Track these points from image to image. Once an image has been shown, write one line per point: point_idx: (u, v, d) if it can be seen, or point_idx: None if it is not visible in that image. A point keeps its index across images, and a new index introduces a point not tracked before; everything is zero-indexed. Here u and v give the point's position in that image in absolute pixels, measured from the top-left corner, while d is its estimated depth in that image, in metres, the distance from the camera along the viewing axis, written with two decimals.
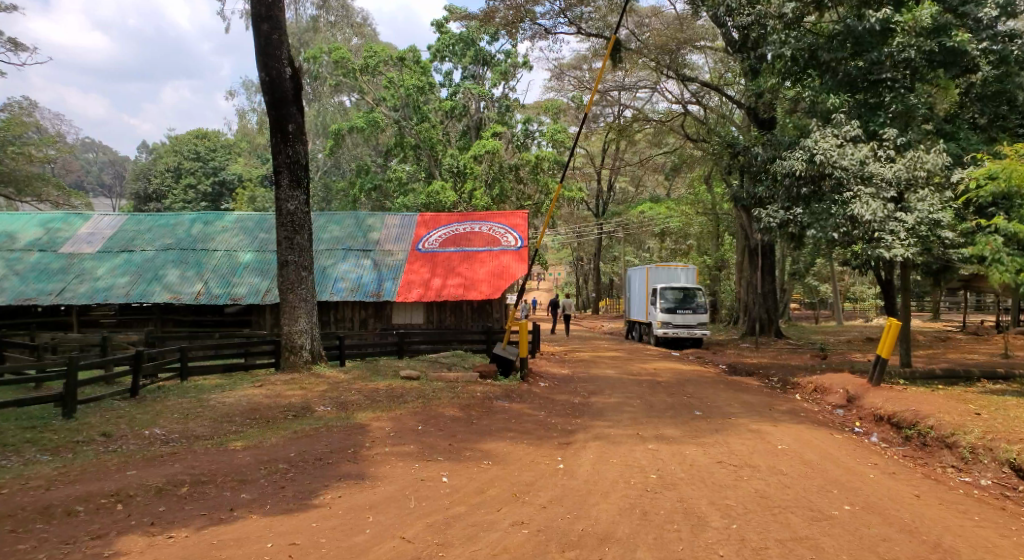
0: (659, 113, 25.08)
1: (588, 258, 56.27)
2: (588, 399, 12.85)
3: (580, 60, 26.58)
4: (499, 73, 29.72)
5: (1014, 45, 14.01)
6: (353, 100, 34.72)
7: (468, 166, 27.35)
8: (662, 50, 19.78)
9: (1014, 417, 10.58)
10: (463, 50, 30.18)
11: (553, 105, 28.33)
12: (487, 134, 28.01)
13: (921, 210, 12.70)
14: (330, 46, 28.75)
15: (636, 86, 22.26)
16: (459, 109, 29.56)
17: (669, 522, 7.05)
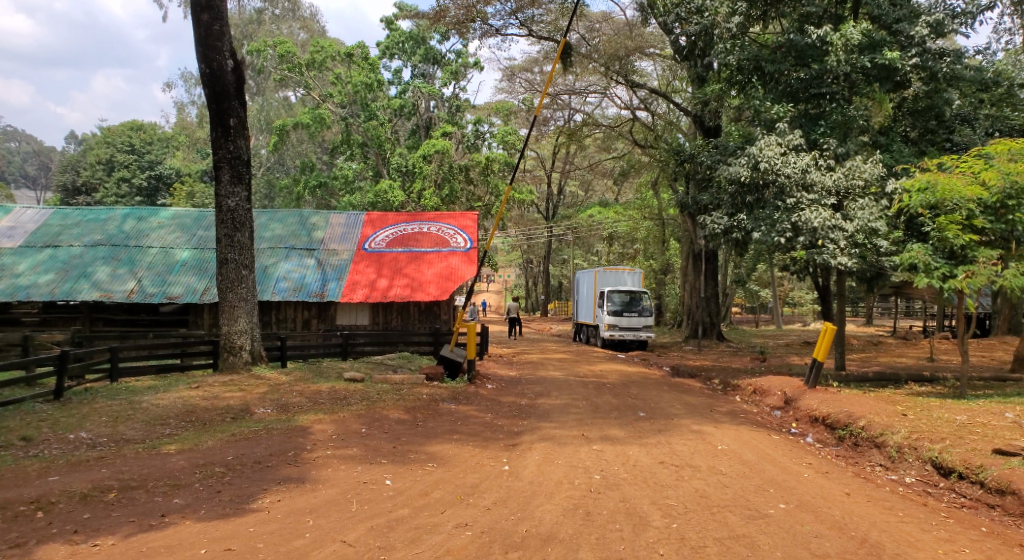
0: (609, 118, 25.44)
1: (537, 260, 56.64)
2: (535, 400, 12.92)
3: (531, 62, 26.71)
4: (449, 73, 29.63)
5: (942, 63, 14.83)
6: (300, 96, 34.09)
7: (416, 165, 27.12)
8: (612, 57, 20.18)
9: (938, 418, 11.13)
10: (413, 48, 30.01)
11: (504, 106, 28.47)
12: (437, 134, 27.81)
13: (861, 219, 13.15)
14: (275, 39, 27.96)
15: (586, 90, 22.50)
16: (408, 108, 29.30)
17: (612, 522, 7.15)
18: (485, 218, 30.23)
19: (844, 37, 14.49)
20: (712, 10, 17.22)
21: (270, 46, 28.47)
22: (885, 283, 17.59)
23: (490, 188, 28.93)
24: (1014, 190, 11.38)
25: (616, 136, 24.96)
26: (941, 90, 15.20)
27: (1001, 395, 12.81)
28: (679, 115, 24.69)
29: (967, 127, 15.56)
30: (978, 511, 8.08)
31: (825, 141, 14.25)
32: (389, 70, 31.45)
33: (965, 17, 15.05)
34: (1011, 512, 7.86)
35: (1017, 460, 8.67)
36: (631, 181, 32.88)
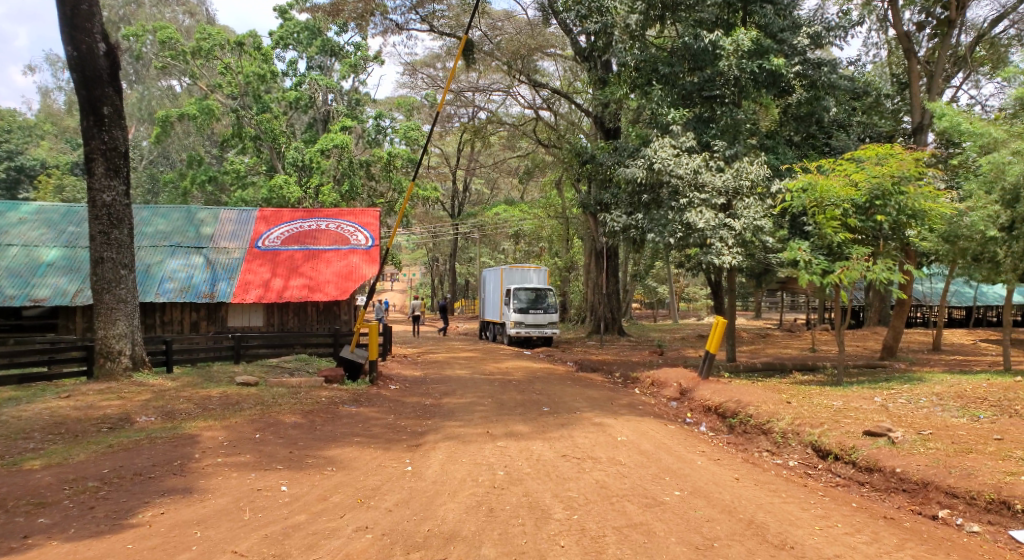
0: (512, 116, 25.65)
1: (442, 258, 56.40)
2: (440, 400, 12.81)
3: (433, 58, 26.29)
4: (349, 65, 28.94)
5: (821, 72, 16.00)
6: (185, 85, 32.28)
7: (314, 159, 26.24)
8: (515, 56, 20.30)
9: (818, 404, 11.98)
10: (309, 39, 29.00)
11: (406, 102, 28.32)
12: (336, 127, 27.11)
13: (746, 218, 13.85)
14: (155, 24, 26.45)
15: (489, 88, 22.51)
16: (305, 100, 28.14)
17: (515, 517, 7.22)
18: (388, 215, 29.75)
19: (734, 43, 15.36)
20: (612, 10, 17.74)
21: (149, 32, 26.97)
22: (771, 279, 18.71)
23: (393, 184, 28.55)
24: (880, 191, 12.36)
25: (521, 135, 25.27)
26: (819, 98, 16.29)
27: (872, 382, 13.93)
28: (581, 115, 25.26)
29: (842, 132, 16.74)
30: (851, 489, 8.74)
31: (714, 143, 14.91)
32: (284, 61, 30.31)
33: (840, 29, 16.28)
34: (878, 488, 8.57)
35: (883, 441, 9.49)
36: (535, 179, 33.27)
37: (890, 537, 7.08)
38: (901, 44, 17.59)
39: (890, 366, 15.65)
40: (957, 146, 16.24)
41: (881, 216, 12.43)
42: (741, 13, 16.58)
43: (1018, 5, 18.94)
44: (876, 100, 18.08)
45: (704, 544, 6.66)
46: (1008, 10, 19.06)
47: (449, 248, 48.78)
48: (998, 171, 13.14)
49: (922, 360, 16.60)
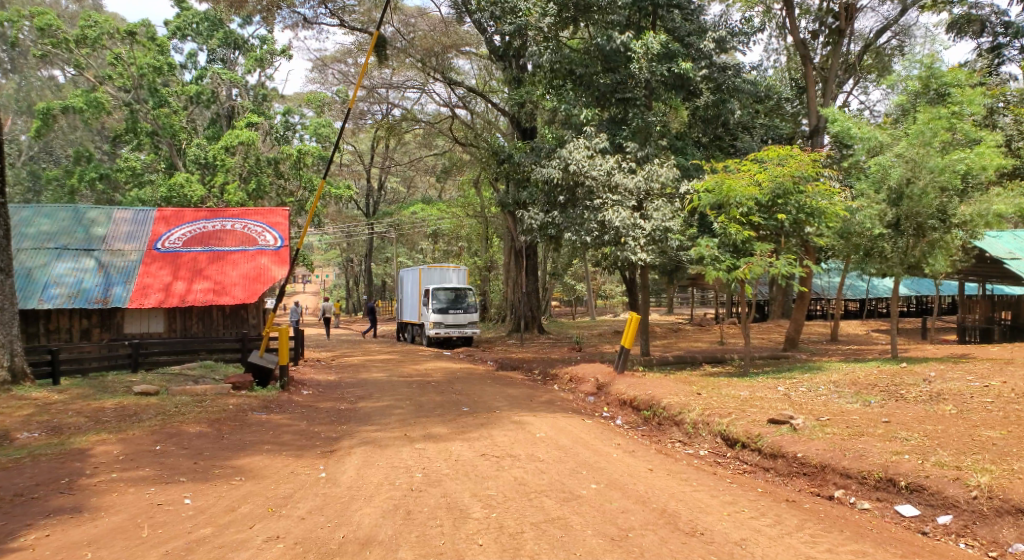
0: (428, 114, 25.50)
1: (357, 258, 55.38)
2: (355, 404, 12.53)
3: (344, 54, 24.77)
4: (253, 59, 27.90)
5: (726, 76, 16.69)
6: (71, 76, 30.18)
7: (218, 157, 25.31)
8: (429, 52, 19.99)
9: (726, 395, 12.52)
10: (210, 30, 27.84)
11: (316, 98, 28.06)
12: (241, 123, 26.03)
13: (657, 218, 14.29)
14: (33, 9, 24.51)
15: (404, 85, 22.16)
16: (207, 95, 27.41)
17: (432, 518, 7.15)
18: (298, 215, 28.79)
19: (644, 46, 15.78)
20: (526, 12, 17.90)
21: (27, 17, 25.00)
22: (683, 276, 19.37)
23: (303, 182, 27.77)
24: (782, 191, 13.01)
25: (436, 132, 25.09)
26: (725, 100, 16.89)
27: (775, 372, 14.69)
28: (498, 114, 25.37)
29: (747, 134, 17.51)
30: (756, 474, 9.17)
31: (627, 144, 15.28)
32: (180, 52, 28.78)
33: (743, 35, 17.08)
34: (782, 473, 9.02)
35: (786, 428, 10.00)
36: (453, 178, 33.06)
37: (791, 519, 7.46)
38: (798, 51, 18.54)
39: (792, 356, 16.56)
40: (849, 149, 17.30)
41: (782, 214, 13.12)
42: (650, 18, 16.99)
43: (899, 17, 20.36)
44: (776, 102, 18.99)
45: (619, 535, 6.82)
46: (891, 22, 20.45)
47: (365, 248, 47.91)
48: (885, 172, 14.11)
49: (820, 351, 17.61)
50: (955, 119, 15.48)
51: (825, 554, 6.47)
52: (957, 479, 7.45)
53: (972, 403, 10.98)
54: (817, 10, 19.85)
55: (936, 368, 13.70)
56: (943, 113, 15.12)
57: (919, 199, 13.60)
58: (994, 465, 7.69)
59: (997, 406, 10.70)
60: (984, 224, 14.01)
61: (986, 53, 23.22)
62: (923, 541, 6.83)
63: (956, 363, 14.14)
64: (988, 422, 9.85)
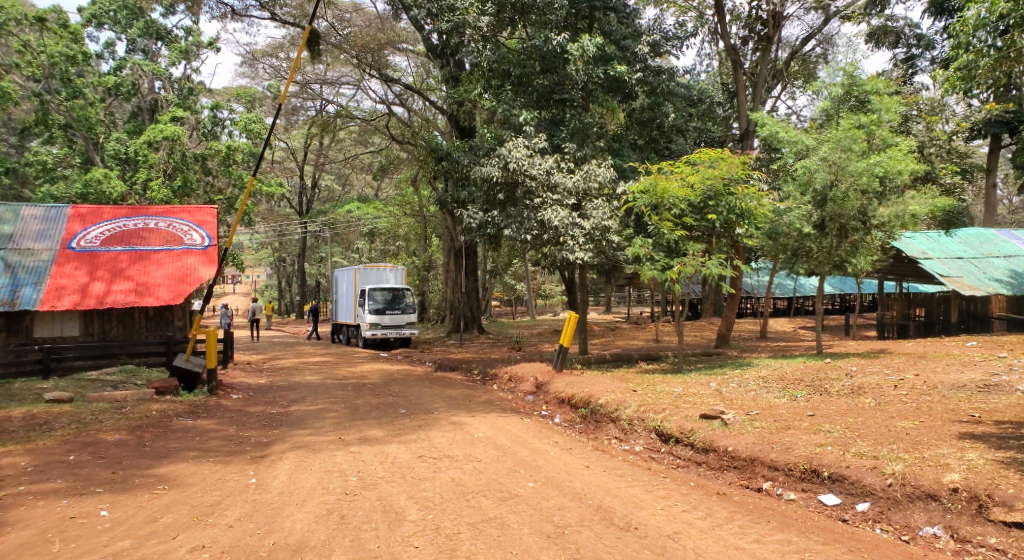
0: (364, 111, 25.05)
1: (291, 258, 54.05)
2: (288, 408, 12.20)
3: (276, 47, 24.01)
4: (177, 51, 26.84)
5: (661, 79, 17.16)
6: None
7: (139, 152, 24.32)
8: (365, 49, 19.54)
9: (661, 391, 12.80)
10: (129, 19, 26.70)
11: (246, 92, 27.24)
12: (165, 117, 25.01)
13: (596, 218, 14.44)
14: None
15: (338, 81, 21.70)
16: (127, 87, 25.96)
17: (367, 522, 7.04)
18: (226, 214, 28.00)
19: (580, 49, 15.83)
20: (462, 10, 17.65)
21: None
22: (620, 275, 19.67)
23: (233, 180, 26.98)
24: (712, 193, 13.49)
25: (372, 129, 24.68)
26: (660, 103, 17.28)
27: (708, 368, 15.14)
28: (435, 112, 25.16)
29: (681, 137, 17.97)
30: (690, 469, 9.40)
31: (565, 145, 15.38)
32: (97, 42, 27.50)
33: (676, 39, 17.57)
34: (713, 466, 9.27)
35: (717, 423, 10.29)
36: (390, 176, 32.61)
37: (721, 511, 7.69)
38: (728, 56, 19.03)
39: (724, 353, 17.09)
40: (778, 152, 17.97)
41: (713, 215, 13.52)
42: (587, 20, 17.29)
43: (823, 26, 21.19)
44: (708, 106, 19.49)
45: (556, 532, 6.86)
46: (815, 30, 21.25)
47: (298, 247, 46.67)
48: (809, 175, 14.68)
49: (749, 347, 18.19)
50: (874, 126, 16.28)
51: (753, 544, 6.69)
52: (874, 468, 7.81)
53: (888, 395, 11.57)
54: (746, 17, 20.47)
55: (857, 363, 14.37)
56: (862, 121, 15.86)
57: (842, 202, 14.21)
58: (907, 454, 8.12)
59: (911, 398, 11.32)
60: (900, 225, 14.79)
61: (902, 63, 24.69)
62: (843, 528, 7.15)
63: (875, 357, 14.88)
64: (902, 413, 10.40)
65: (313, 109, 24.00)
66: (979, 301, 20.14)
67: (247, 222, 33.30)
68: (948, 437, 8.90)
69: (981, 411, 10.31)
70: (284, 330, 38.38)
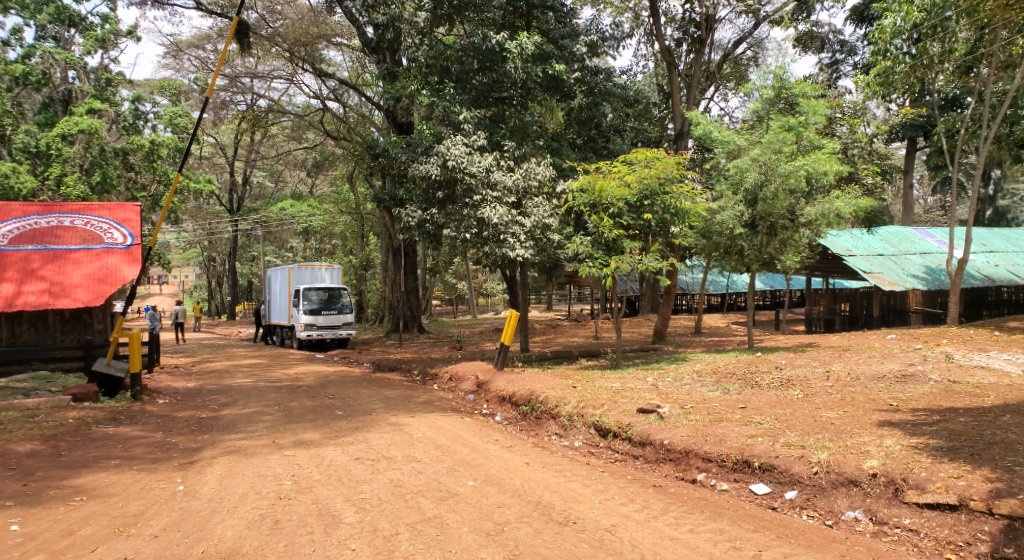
0: (297, 106, 24.36)
1: (220, 257, 52.25)
2: (218, 412, 11.79)
3: (201, 38, 23.09)
4: (94, 39, 25.57)
5: (598, 80, 17.66)
6: None
7: (52, 145, 22.98)
8: (296, 43, 19.21)
9: (600, 387, 12.97)
10: (38, 4, 25.24)
11: (170, 85, 26.54)
12: (80, 109, 23.78)
13: (536, 215, 14.47)
14: None
15: (270, 75, 21.09)
16: (37, 75, 24.36)
17: (302, 526, 6.87)
18: (150, 211, 26.91)
19: (519, 47, 15.79)
20: (398, 3, 17.57)
21: None
22: (560, 273, 19.80)
23: (156, 176, 26.09)
24: (649, 191, 13.70)
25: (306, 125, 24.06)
26: (598, 103, 17.76)
27: (645, 363, 15.44)
28: (372, 108, 24.79)
29: (618, 137, 18.53)
30: (627, 463, 9.56)
31: (505, 143, 15.31)
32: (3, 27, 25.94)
33: (612, 40, 17.96)
34: (650, 460, 9.45)
35: (653, 417, 10.50)
36: (326, 173, 32.02)
37: (657, 503, 7.84)
38: (663, 57, 19.42)
39: (660, 348, 17.45)
40: (711, 153, 18.56)
41: (649, 214, 13.74)
42: (525, 18, 17.26)
43: (752, 30, 21.91)
44: (645, 106, 19.98)
45: (495, 529, 6.85)
46: (746, 34, 21.90)
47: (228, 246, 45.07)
48: (741, 175, 15.09)
49: (684, 343, 18.64)
50: (801, 128, 16.91)
51: (687, 534, 6.84)
52: (801, 457, 8.11)
53: (815, 387, 12.03)
54: (680, 19, 20.91)
55: (786, 357, 14.91)
56: (791, 123, 16.43)
57: (771, 201, 14.74)
58: (832, 442, 8.47)
59: (835, 389, 11.80)
60: (825, 223, 15.37)
61: (827, 68, 26.30)
62: (772, 516, 7.39)
63: (802, 351, 15.45)
64: (828, 404, 10.84)
65: (243, 103, 23.18)
66: (899, 296, 21.00)
67: (173, 220, 31.92)
68: (869, 426, 9.33)
69: (898, 400, 10.86)
70: (216, 332, 37.02)
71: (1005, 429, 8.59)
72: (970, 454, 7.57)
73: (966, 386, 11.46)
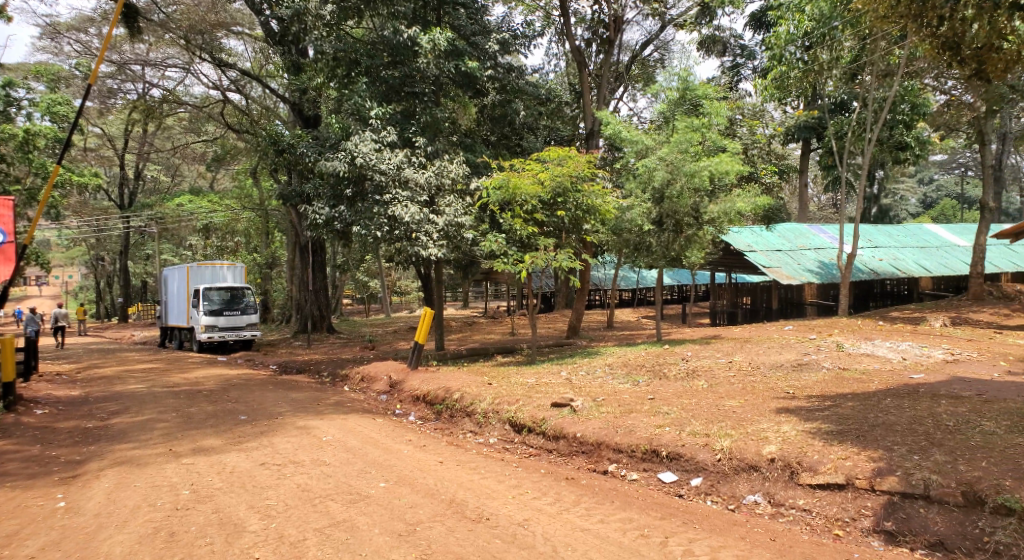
0: (194, 97, 23.19)
1: (109, 255, 48.90)
2: (106, 421, 11.04)
3: (83, 20, 21.59)
4: None
5: (511, 77, 17.89)
6: None
7: None
8: (192, 30, 18.28)
9: (515, 383, 13.04)
10: None
11: (47, 69, 24.86)
12: None
13: (449, 214, 14.36)
14: None
15: (163, 63, 19.95)
16: None
17: (201, 537, 6.52)
18: (24, 208, 24.55)
19: (431, 42, 15.76)
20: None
21: None
22: (475, 271, 19.80)
23: (34, 168, 23.98)
24: (562, 189, 13.82)
25: (204, 117, 22.94)
26: (510, 101, 18.20)
27: (559, 358, 15.68)
28: (276, 100, 24.02)
29: (531, 134, 18.81)
30: (541, 457, 9.64)
31: (416, 139, 15.04)
32: None
33: (523, 38, 18.18)
34: (563, 453, 9.57)
35: (566, 410, 10.63)
36: (228, 167, 30.69)
37: (569, 495, 7.94)
38: (573, 57, 19.71)
39: (574, 343, 17.76)
40: (620, 152, 19.11)
41: (562, 212, 13.93)
42: (436, 12, 17.26)
43: (658, 33, 22.54)
44: (557, 105, 20.29)
45: (408, 530, 6.74)
46: (652, 36, 22.61)
47: (119, 245, 42.29)
48: (649, 174, 15.54)
49: (597, 337, 19.05)
50: (705, 129, 17.55)
51: (598, 524, 6.96)
52: (706, 445, 8.41)
53: (718, 377, 12.53)
54: (590, 20, 21.32)
55: (692, 348, 15.49)
56: (696, 124, 17.01)
57: (677, 199, 15.28)
58: (734, 430, 8.84)
59: (737, 379, 12.33)
60: (727, 220, 16.03)
61: (728, 71, 27.32)
62: (678, 503, 7.63)
63: (707, 343, 16.09)
64: (730, 393, 11.31)
65: (133, 92, 21.79)
66: (796, 290, 22.38)
67: (55, 217, 29.59)
68: (767, 413, 9.80)
69: (794, 387, 11.48)
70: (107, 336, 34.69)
71: (886, 411, 9.23)
72: (856, 436, 8.08)
73: (854, 373, 12.26)
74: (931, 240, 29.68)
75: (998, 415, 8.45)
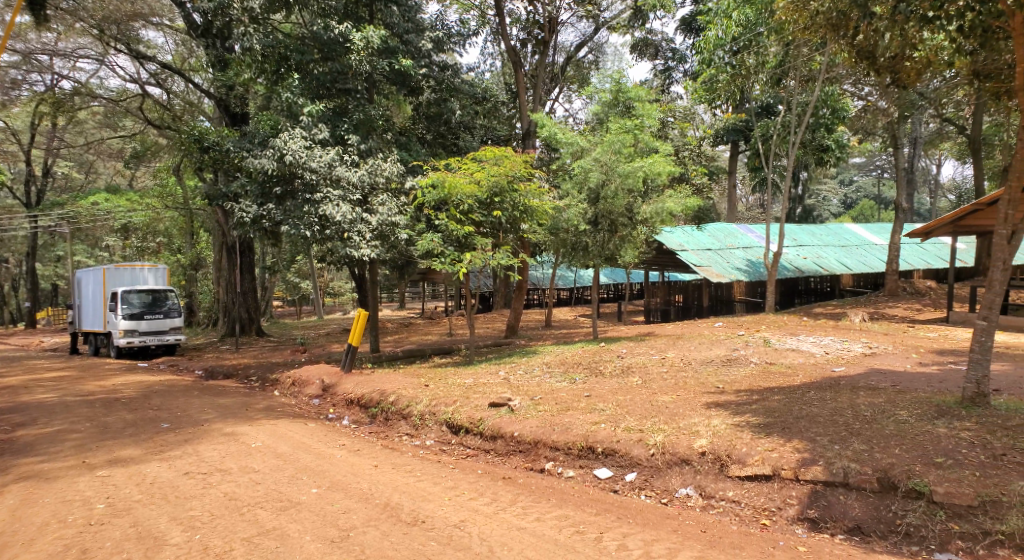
0: (110, 91, 22.16)
1: (15, 256, 45.89)
2: (11, 433, 10.35)
3: None
4: None
5: (446, 76, 17.80)
6: None
7: None
8: (107, 20, 17.49)
9: (452, 384, 12.92)
10: None
11: None
12: None
13: (382, 213, 14.13)
14: None
15: (74, 54, 18.94)
16: None
17: (117, 553, 6.19)
18: None
19: (364, 39, 15.51)
20: None
21: None
22: (412, 271, 19.58)
23: None
24: (498, 189, 13.76)
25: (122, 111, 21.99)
26: (446, 99, 18.10)
27: (497, 358, 15.66)
28: (199, 94, 23.23)
29: (467, 134, 18.75)
30: (478, 457, 9.58)
31: (348, 137, 14.76)
32: None
33: (458, 37, 18.12)
34: (500, 453, 9.54)
35: (503, 410, 10.59)
36: (150, 164, 29.43)
37: (505, 495, 7.91)
38: (509, 57, 19.72)
39: (512, 342, 17.77)
40: (556, 152, 19.28)
41: (498, 211, 13.88)
42: (368, 8, 16.95)
43: (591, 35, 22.85)
44: (492, 104, 20.24)
45: (340, 536, 6.58)
46: (586, 38, 22.88)
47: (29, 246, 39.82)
48: (585, 174, 15.69)
49: (535, 336, 19.12)
50: (637, 130, 17.85)
51: (534, 523, 6.95)
52: (640, 440, 8.51)
53: (651, 374, 12.76)
54: (524, 20, 21.42)
55: (626, 346, 15.76)
56: (628, 125, 17.33)
57: (612, 200, 15.49)
58: (666, 425, 9.01)
59: (670, 375, 12.58)
60: (659, 220, 16.31)
61: (659, 73, 27.85)
62: (612, 499, 7.70)
63: (641, 340, 16.39)
64: (662, 389, 11.52)
65: (41, 84, 20.67)
66: (725, 288, 23.07)
67: None
68: (698, 408, 10.03)
69: (724, 382, 11.79)
70: (14, 342, 32.56)
71: (810, 404, 9.57)
72: (781, 428, 8.35)
73: (780, 367, 12.69)
74: (852, 239, 31.07)
75: (911, 405, 8.90)
